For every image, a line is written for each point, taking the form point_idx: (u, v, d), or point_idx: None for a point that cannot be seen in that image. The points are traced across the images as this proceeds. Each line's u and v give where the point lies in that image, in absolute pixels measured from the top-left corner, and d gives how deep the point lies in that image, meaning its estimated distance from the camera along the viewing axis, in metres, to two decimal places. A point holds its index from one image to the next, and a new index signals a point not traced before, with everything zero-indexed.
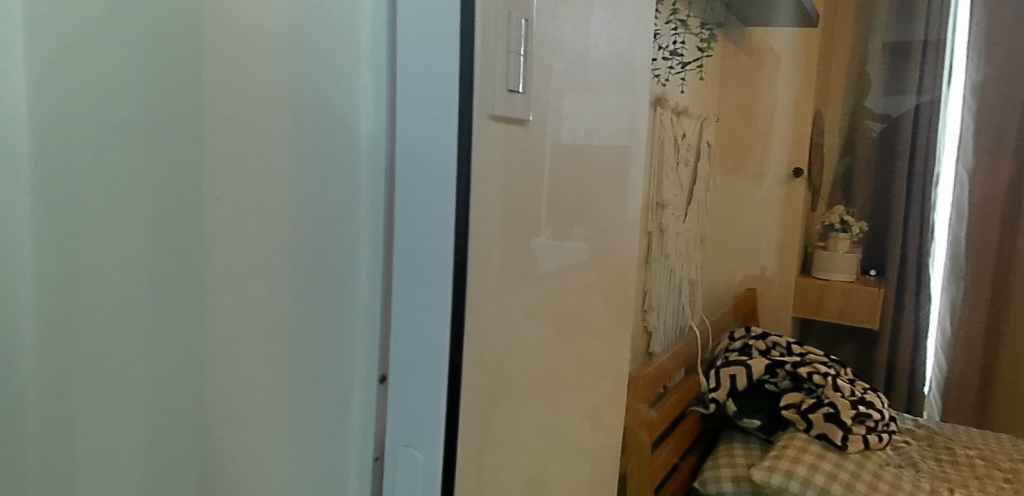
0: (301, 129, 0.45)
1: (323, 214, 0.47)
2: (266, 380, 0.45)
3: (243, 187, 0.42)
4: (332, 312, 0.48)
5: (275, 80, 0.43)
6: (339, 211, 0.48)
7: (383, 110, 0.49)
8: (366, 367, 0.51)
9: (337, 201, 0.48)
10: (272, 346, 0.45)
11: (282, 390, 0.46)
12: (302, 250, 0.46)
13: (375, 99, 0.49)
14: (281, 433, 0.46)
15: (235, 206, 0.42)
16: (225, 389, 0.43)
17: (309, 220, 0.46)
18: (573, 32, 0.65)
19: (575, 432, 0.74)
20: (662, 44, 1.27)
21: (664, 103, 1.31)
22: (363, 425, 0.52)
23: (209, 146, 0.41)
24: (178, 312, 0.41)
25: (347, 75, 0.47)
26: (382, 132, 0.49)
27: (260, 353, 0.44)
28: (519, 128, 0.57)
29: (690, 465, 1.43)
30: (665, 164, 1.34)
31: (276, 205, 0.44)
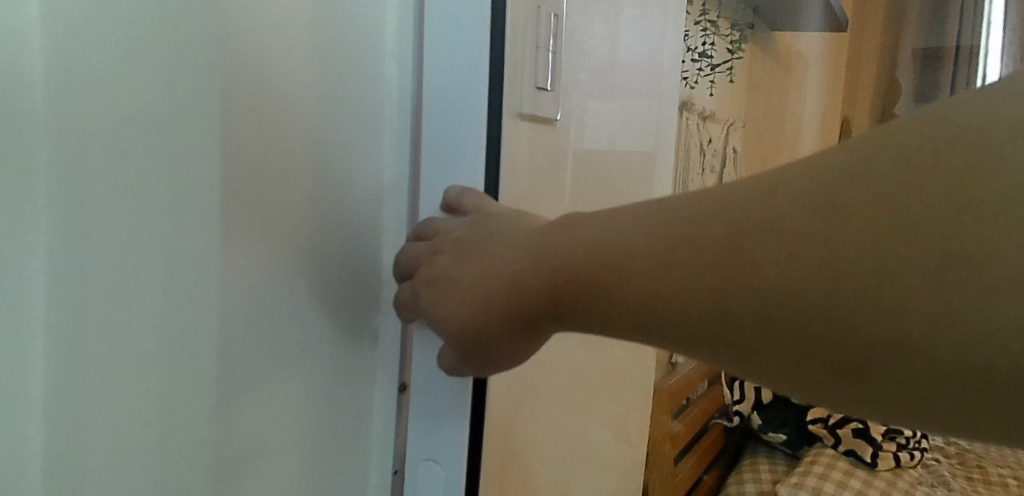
0: (332, 86, 0.37)
1: (347, 187, 0.39)
2: (291, 393, 0.36)
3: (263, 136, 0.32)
4: (368, 315, 0.42)
5: (302, 29, 0.34)
6: (371, 199, 0.41)
7: (409, 69, 0.42)
8: (389, 368, 0.44)
9: (364, 172, 0.40)
10: (287, 343, 0.36)
11: (308, 403, 0.38)
12: (325, 229, 0.38)
13: (402, 66, 0.42)
14: (307, 448, 0.38)
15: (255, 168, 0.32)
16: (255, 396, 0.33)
17: (338, 192, 0.38)
18: (602, 29, 0.62)
19: (600, 443, 0.72)
20: (691, 46, 1.24)
21: (691, 107, 1.28)
22: (382, 436, 0.45)
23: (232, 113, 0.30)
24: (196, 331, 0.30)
25: (371, 24, 0.40)
26: (408, 91, 0.42)
27: (277, 368, 0.35)
28: (545, 128, 0.55)
29: (712, 479, 1.39)
30: (691, 168, 1.31)
31: (304, 179, 0.35)
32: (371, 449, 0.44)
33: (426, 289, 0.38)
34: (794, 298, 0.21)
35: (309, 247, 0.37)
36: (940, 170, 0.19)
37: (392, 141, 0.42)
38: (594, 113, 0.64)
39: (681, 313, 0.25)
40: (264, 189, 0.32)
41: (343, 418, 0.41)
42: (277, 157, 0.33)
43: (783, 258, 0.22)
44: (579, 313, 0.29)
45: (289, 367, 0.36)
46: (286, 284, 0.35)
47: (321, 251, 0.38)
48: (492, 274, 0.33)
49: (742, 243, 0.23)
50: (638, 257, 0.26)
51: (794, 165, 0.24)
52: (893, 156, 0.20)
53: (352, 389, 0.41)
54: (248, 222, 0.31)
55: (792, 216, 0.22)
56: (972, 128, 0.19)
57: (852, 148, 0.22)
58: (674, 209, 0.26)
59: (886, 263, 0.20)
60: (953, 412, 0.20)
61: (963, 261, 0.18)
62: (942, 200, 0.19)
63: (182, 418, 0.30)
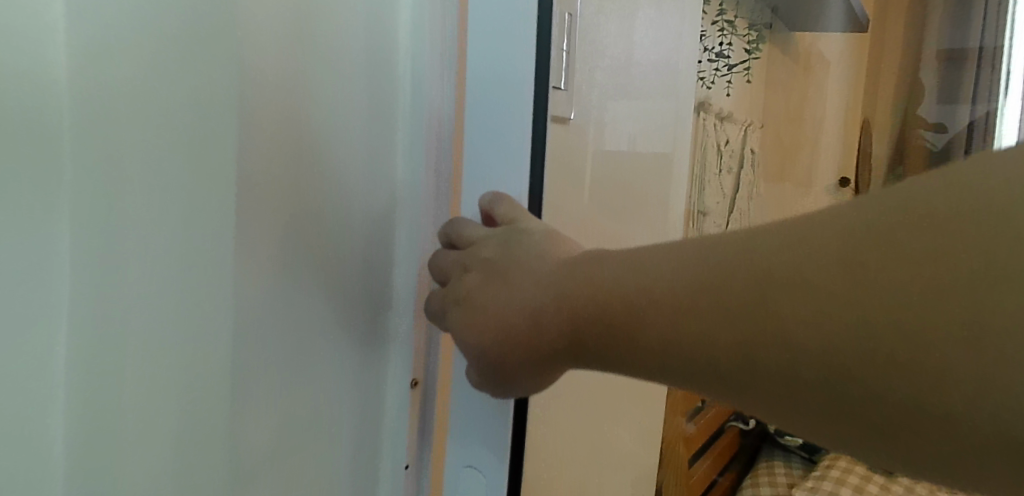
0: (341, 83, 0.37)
1: (357, 187, 0.38)
2: (303, 389, 0.37)
3: (275, 136, 0.33)
4: (378, 311, 0.42)
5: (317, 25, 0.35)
6: (383, 195, 0.40)
7: (422, 59, 0.41)
8: (401, 368, 0.43)
9: (372, 169, 0.39)
10: (299, 346, 0.36)
11: (319, 398, 0.38)
12: (338, 233, 0.38)
13: (413, 55, 0.41)
14: (316, 443, 0.38)
15: (270, 171, 0.33)
16: (267, 397, 0.34)
17: (347, 194, 0.38)
18: (617, 29, 0.62)
19: (615, 445, 0.71)
20: (708, 45, 1.23)
21: (708, 107, 1.27)
22: (394, 429, 0.44)
23: (245, 118, 0.31)
24: (210, 332, 0.31)
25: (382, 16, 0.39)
26: (420, 81, 0.42)
27: (291, 372, 0.36)
28: (560, 127, 0.55)
29: (729, 482, 1.37)
30: (707, 169, 1.30)
31: (317, 182, 0.36)
32: (384, 450, 0.44)
33: (455, 307, 0.38)
34: (823, 350, 0.23)
35: (320, 247, 0.37)
36: (971, 234, 0.21)
37: (408, 137, 0.42)
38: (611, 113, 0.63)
39: (711, 359, 0.27)
40: (279, 184, 0.33)
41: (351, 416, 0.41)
42: (289, 159, 0.34)
43: (810, 312, 0.23)
44: (607, 351, 0.31)
45: (301, 367, 0.36)
46: (297, 285, 0.35)
47: (332, 253, 0.38)
48: (515, 305, 0.34)
49: (771, 297, 0.24)
50: (666, 305, 0.28)
51: (810, 219, 0.26)
52: (924, 219, 0.22)
53: (361, 388, 0.41)
54: (258, 219, 0.32)
55: (815, 272, 0.24)
56: (1003, 194, 0.20)
57: (878, 205, 0.24)
58: (699, 256, 0.28)
59: (920, 329, 0.21)
60: (978, 471, 0.22)
61: (983, 331, 0.20)
62: (977, 272, 0.20)
63: (201, 413, 0.32)
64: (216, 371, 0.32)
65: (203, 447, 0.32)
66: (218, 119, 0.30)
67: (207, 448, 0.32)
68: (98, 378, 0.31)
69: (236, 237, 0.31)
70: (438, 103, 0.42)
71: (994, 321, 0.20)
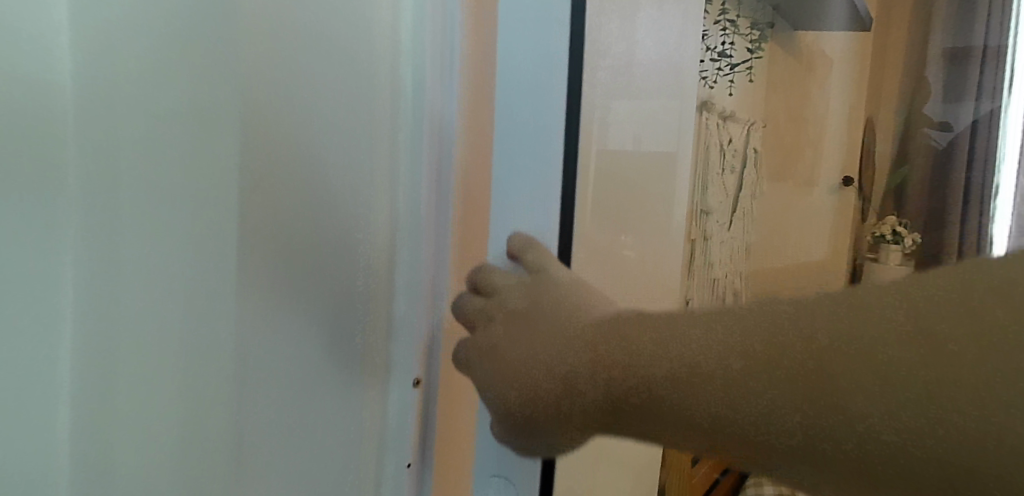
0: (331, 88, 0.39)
1: (346, 188, 0.40)
2: (291, 377, 0.39)
3: (287, 143, 0.37)
4: (376, 311, 0.42)
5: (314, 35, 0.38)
6: (379, 198, 0.41)
7: (421, 61, 0.42)
8: (403, 369, 0.44)
9: (365, 171, 0.40)
10: (290, 334, 0.39)
11: (310, 390, 0.40)
12: (327, 232, 0.40)
13: (414, 57, 0.41)
14: (308, 432, 0.40)
15: (279, 173, 0.37)
16: (256, 375, 0.38)
17: (337, 195, 0.40)
18: (619, 30, 0.62)
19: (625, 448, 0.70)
20: (711, 45, 1.23)
21: (711, 107, 1.27)
22: (398, 429, 0.44)
23: (255, 125, 0.36)
24: (216, 296, 0.37)
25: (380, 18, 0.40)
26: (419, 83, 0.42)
27: (281, 357, 0.39)
28: None
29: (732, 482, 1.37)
30: (710, 169, 1.30)
31: (306, 181, 0.38)
32: (386, 451, 0.43)
33: (489, 361, 0.44)
34: (872, 424, 0.28)
35: (310, 244, 0.39)
36: (979, 328, 0.26)
37: (408, 139, 0.42)
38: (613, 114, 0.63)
39: (763, 428, 0.31)
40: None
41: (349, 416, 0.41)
42: (294, 162, 0.38)
43: (862, 394, 0.28)
44: (653, 416, 0.35)
45: (291, 355, 0.39)
46: (285, 277, 0.38)
47: (321, 250, 0.40)
48: (561, 371, 0.39)
49: (824, 379, 0.29)
50: (704, 379, 0.32)
51: (814, 306, 0.31)
52: (942, 315, 0.27)
53: (361, 387, 0.42)
54: (261, 215, 0.37)
55: (858, 358, 0.28)
56: (997, 297, 0.26)
57: (888, 303, 0.29)
58: (726, 335, 0.33)
59: (952, 405, 0.26)
60: None
61: (997, 407, 0.25)
62: (995, 359, 0.25)
63: (204, 367, 0.37)
64: (216, 337, 0.37)
65: (205, 395, 0.37)
66: (223, 120, 0.36)
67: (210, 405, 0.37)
68: (106, 323, 0.38)
69: (242, 226, 0.36)
70: (437, 104, 0.43)
71: (988, 403, 0.25)
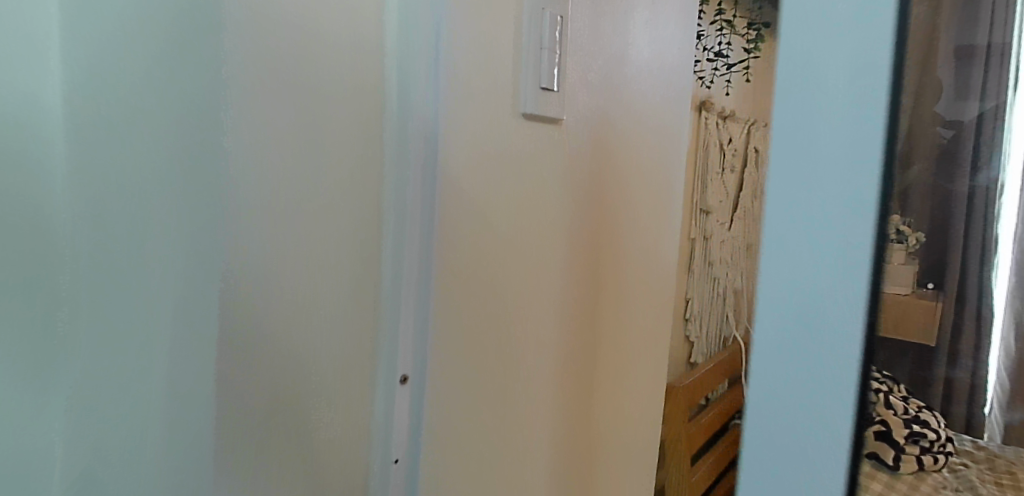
0: (322, 117, 0.37)
1: (341, 209, 0.39)
2: (281, 407, 0.37)
3: (282, 180, 0.36)
4: (362, 325, 0.42)
5: (314, 62, 0.36)
6: (365, 220, 0.41)
7: (409, 85, 0.41)
8: (390, 365, 0.43)
9: (354, 195, 0.40)
10: (279, 368, 0.37)
11: (299, 409, 0.38)
12: (326, 261, 0.39)
13: (400, 80, 0.41)
14: (300, 451, 0.38)
15: (278, 213, 0.36)
16: (249, 410, 0.35)
17: (329, 222, 0.39)
18: (612, 29, 0.62)
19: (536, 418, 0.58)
20: (707, 45, 1.32)
21: (710, 106, 1.35)
22: (383, 425, 0.44)
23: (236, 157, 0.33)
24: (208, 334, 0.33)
25: (371, 54, 0.40)
26: (404, 110, 0.41)
27: (269, 392, 0.36)
28: (551, 129, 0.56)
29: None
30: (709, 167, 1.39)
31: (300, 208, 0.37)
32: (374, 441, 0.43)
33: None
34: None
35: (315, 278, 0.38)
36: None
37: (397, 143, 0.42)
38: (620, 109, 0.65)
39: None
40: (288, 179, 0.36)
41: (346, 411, 0.41)
42: (292, 197, 0.36)
43: None
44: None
45: (281, 383, 0.37)
46: (274, 313, 0.36)
47: (319, 278, 0.39)
48: None
49: None
50: None
51: None
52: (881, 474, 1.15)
53: (351, 391, 0.41)
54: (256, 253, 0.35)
55: None
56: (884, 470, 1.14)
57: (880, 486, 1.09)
58: None
59: None
60: None
61: None
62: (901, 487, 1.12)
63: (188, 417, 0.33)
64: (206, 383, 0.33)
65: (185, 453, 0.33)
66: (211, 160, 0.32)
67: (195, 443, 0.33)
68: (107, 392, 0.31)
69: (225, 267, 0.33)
70: (426, 115, 0.42)
71: None
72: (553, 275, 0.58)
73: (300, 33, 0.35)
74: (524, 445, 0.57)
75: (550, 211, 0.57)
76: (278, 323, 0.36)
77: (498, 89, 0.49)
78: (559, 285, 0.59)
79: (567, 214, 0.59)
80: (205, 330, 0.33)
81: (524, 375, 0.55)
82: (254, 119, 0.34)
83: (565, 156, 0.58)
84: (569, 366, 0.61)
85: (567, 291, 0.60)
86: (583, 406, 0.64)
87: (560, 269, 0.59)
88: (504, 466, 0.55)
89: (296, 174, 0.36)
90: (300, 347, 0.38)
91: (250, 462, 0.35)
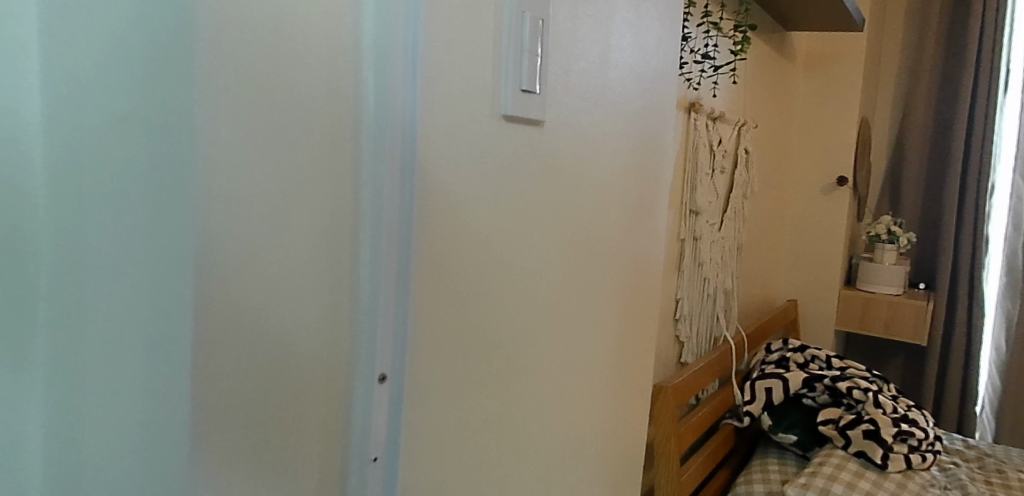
0: (300, 116, 0.37)
1: (318, 210, 0.39)
2: (253, 411, 0.36)
3: (255, 180, 0.35)
4: (342, 326, 0.41)
5: (288, 56, 0.35)
6: (346, 219, 0.40)
7: (385, 83, 0.41)
8: (366, 366, 0.43)
9: (332, 195, 0.39)
10: (251, 371, 0.36)
11: (273, 412, 0.37)
12: (305, 263, 0.38)
13: (378, 78, 0.41)
14: (275, 454, 0.38)
15: (255, 214, 0.35)
16: (221, 416, 0.34)
17: (306, 225, 0.38)
18: (594, 32, 0.63)
19: (527, 413, 0.60)
20: (695, 47, 1.33)
21: (699, 108, 1.37)
22: (363, 425, 0.43)
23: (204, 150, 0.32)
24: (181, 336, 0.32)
25: (347, 51, 0.39)
26: (382, 107, 0.41)
27: (242, 396, 0.35)
28: (532, 130, 0.56)
29: (724, 476, 1.62)
30: (699, 168, 1.40)
31: (276, 208, 0.36)
32: (350, 442, 0.42)
33: None
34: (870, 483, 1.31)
35: (293, 279, 0.38)
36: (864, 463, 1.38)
37: (372, 141, 0.41)
38: (606, 112, 0.67)
39: None
40: (266, 179, 0.35)
41: (321, 412, 0.40)
42: (269, 197, 0.36)
43: None
44: None
45: (254, 387, 0.36)
46: (252, 318, 0.35)
47: (297, 278, 0.38)
48: None
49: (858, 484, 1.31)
50: None
51: None
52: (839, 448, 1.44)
53: (329, 393, 0.41)
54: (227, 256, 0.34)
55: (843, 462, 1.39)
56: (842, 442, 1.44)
57: None
58: None
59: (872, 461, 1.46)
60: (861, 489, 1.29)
61: None
62: None
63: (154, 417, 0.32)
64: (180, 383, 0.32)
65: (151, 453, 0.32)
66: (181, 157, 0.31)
67: (167, 447, 0.32)
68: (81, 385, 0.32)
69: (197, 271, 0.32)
70: (400, 117, 0.42)
71: None
72: (538, 270, 0.59)
73: (273, 32, 0.34)
74: (518, 437, 0.59)
75: (576, 235, 0.64)
76: (253, 326, 0.35)
77: (479, 92, 0.50)
78: (583, 300, 0.66)
79: (555, 215, 0.61)
80: (171, 331, 0.32)
81: (514, 373, 0.57)
82: (224, 119, 0.32)
83: (547, 158, 0.59)
84: (562, 363, 0.64)
85: (554, 288, 0.62)
86: (587, 401, 0.69)
87: (550, 267, 0.61)
88: (491, 464, 0.56)
89: (270, 172, 0.35)
90: (275, 351, 0.37)
91: (221, 461, 0.34)
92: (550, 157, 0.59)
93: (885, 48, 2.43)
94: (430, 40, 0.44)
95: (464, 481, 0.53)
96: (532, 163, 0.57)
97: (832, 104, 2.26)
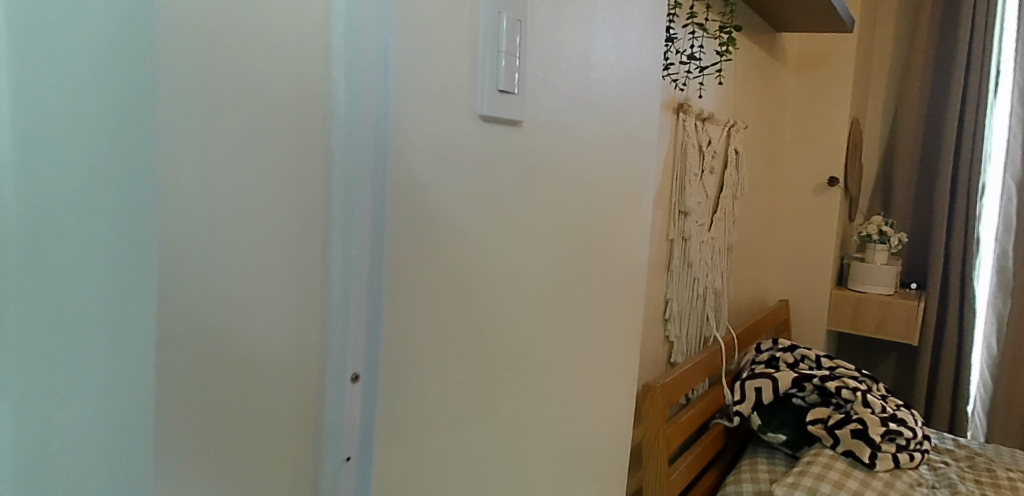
0: (268, 115, 0.37)
1: (289, 208, 0.39)
2: (220, 410, 0.36)
3: (223, 180, 0.35)
4: (314, 325, 0.41)
5: (256, 54, 0.36)
6: (318, 218, 0.40)
7: (357, 82, 0.41)
8: (340, 367, 0.43)
9: (304, 193, 0.39)
10: (219, 371, 0.35)
11: (242, 411, 0.37)
12: (275, 261, 0.38)
13: (349, 77, 0.41)
14: (244, 454, 0.38)
15: (222, 211, 0.35)
16: (185, 414, 0.34)
17: (275, 223, 0.38)
18: (574, 33, 0.63)
19: (508, 412, 0.60)
20: (682, 48, 1.34)
21: (687, 109, 1.37)
22: (337, 425, 0.43)
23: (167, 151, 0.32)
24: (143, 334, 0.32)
25: (318, 51, 0.39)
26: (354, 106, 0.41)
27: (210, 395, 0.35)
28: (511, 129, 0.56)
29: (713, 475, 1.63)
30: (687, 168, 1.41)
31: (245, 207, 0.36)
32: (324, 443, 0.42)
33: None
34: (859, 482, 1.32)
35: (263, 278, 0.37)
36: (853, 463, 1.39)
37: (343, 140, 0.41)
38: (586, 113, 0.67)
39: None
40: (234, 178, 0.35)
41: (294, 412, 0.40)
42: (236, 196, 0.36)
43: None
44: None
45: (222, 386, 0.36)
46: (219, 316, 0.35)
47: (268, 278, 0.38)
48: None
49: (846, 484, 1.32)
50: None
51: None
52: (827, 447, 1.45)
53: (302, 393, 0.40)
54: (192, 255, 0.34)
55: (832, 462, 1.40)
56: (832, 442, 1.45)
57: None
58: None
59: None
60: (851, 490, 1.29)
61: None
62: None
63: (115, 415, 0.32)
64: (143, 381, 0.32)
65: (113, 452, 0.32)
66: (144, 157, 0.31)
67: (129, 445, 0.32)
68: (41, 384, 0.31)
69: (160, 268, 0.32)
70: (373, 117, 0.43)
71: None
72: (518, 271, 0.60)
73: (241, 34, 0.35)
74: (497, 437, 0.59)
75: (557, 235, 0.65)
76: (223, 325, 0.36)
77: (455, 92, 0.50)
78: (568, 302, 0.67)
79: (535, 216, 0.61)
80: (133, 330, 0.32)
81: (492, 372, 0.57)
82: (189, 120, 0.33)
83: (527, 159, 0.59)
84: (542, 363, 0.64)
85: (534, 288, 0.62)
86: (569, 400, 0.69)
87: (531, 267, 0.61)
88: (471, 463, 0.56)
89: (241, 174, 0.36)
90: (243, 352, 0.37)
91: (192, 461, 0.35)
92: (537, 168, 0.61)
93: (875, 49, 2.45)
94: (405, 41, 0.45)
95: (445, 481, 0.53)
96: (512, 163, 0.57)
97: (823, 105, 2.27)
